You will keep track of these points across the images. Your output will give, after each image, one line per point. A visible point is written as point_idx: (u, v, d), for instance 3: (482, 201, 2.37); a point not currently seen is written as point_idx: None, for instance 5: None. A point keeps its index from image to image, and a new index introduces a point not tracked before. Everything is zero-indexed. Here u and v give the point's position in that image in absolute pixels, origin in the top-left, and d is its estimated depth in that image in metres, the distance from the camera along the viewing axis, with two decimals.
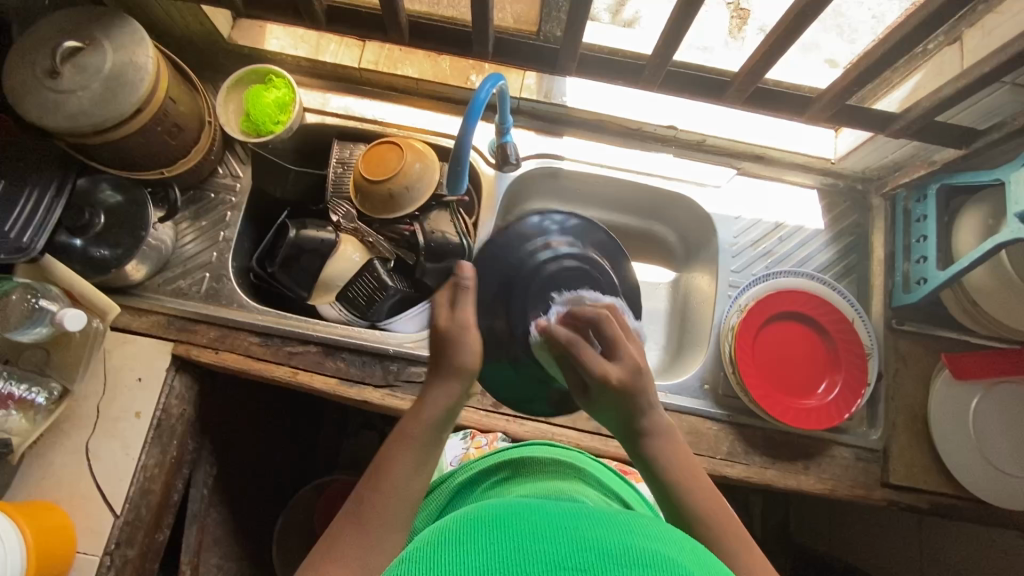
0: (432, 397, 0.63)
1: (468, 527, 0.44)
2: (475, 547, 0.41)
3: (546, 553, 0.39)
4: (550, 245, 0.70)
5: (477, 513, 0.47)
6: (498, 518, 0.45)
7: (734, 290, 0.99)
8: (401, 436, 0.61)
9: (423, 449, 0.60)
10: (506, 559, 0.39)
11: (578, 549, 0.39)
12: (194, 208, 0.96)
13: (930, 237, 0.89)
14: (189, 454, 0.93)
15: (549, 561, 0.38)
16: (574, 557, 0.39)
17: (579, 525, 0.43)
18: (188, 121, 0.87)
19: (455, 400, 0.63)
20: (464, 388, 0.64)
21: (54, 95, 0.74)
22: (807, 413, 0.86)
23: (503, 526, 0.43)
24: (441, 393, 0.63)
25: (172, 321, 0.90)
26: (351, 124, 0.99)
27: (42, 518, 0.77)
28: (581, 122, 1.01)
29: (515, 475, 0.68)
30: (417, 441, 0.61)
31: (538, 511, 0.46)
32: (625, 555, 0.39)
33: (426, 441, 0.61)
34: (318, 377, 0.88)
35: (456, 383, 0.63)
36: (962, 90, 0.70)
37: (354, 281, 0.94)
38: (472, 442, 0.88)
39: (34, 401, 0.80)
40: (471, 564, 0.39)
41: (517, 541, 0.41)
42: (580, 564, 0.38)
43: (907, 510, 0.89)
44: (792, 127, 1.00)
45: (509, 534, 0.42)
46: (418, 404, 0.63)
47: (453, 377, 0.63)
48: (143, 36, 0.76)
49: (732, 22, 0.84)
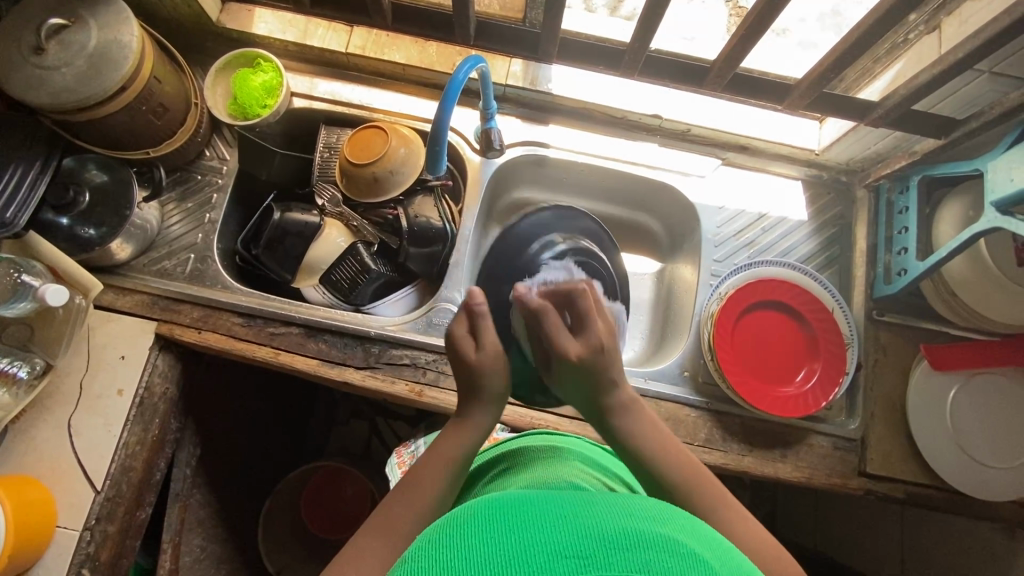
0: (468, 421, 0.66)
1: (468, 516, 0.44)
2: (478, 536, 0.41)
3: (548, 543, 0.39)
4: (547, 245, 0.83)
5: (478, 502, 0.47)
6: (498, 504, 0.45)
7: (716, 280, 0.99)
8: (437, 452, 0.63)
9: (460, 466, 0.62)
10: (510, 548, 0.39)
11: (581, 535, 0.40)
12: (180, 189, 0.97)
13: (911, 228, 0.90)
14: (173, 434, 0.94)
15: (553, 549, 0.38)
16: (577, 543, 0.39)
17: (580, 511, 0.43)
18: (174, 101, 0.87)
19: (488, 426, 0.67)
20: (492, 414, 0.68)
21: (39, 72, 0.74)
22: (782, 400, 0.86)
23: (503, 514, 0.43)
24: (474, 417, 0.66)
25: (156, 301, 0.90)
26: (338, 109, 1.00)
27: (21, 492, 0.78)
28: (567, 110, 1.01)
29: (513, 466, 0.68)
30: (452, 459, 0.62)
31: (539, 497, 0.46)
32: (627, 540, 0.39)
33: (463, 459, 0.63)
34: (299, 358, 0.89)
35: (492, 408, 0.68)
36: (938, 76, 0.70)
37: (338, 264, 0.94)
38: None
39: (16, 375, 0.80)
40: (476, 556, 0.39)
41: (519, 529, 0.41)
42: (583, 551, 0.38)
43: (883, 499, 0.90)
44: (777, 117, 1.00)
45: (512, 521, 0.42)
46: (452, 426, 0.66)
47: (485, 403, 0.67)
48: (128, 15, 0.77)
49: (731, 19, 0.87)
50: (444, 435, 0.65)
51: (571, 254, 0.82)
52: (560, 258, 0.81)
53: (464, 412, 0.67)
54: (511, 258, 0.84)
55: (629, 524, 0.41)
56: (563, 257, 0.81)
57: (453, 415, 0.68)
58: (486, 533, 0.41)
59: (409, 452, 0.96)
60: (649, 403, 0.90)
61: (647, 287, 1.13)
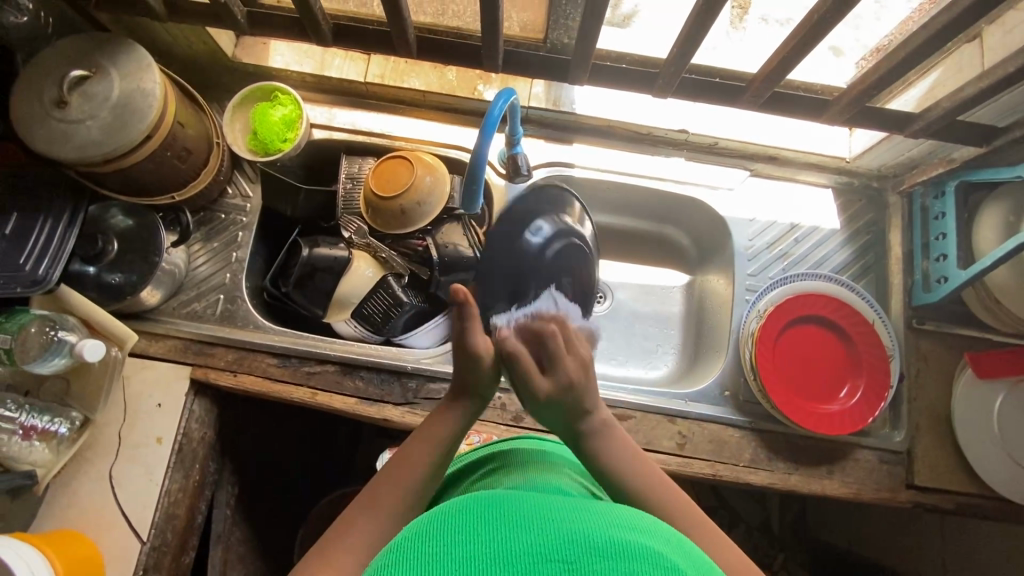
0: (450, 408, 0.68)
1: (458, 511, 0.45)
2: (460, 532, 0.42)
3: (533, 545, 0.40)
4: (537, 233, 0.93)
5: (468, 499, 0.48)
6: (489, 506, 0.45)
7: (752, 295, 0.98)
8: (424, 435, 0.65)
9: (444, 450, 0.65)
10: (492, 545, 0.40)
11: (567, 540, 0.40)
12: (205, 229, 0.96)
13: (950, 235, 0.88)
14: (211, 476, 0.94)
15: (537, 551, 0.39)
16: (561, 546, 0.39)
17: (568, 515, 0.44)
18: (197, 145, 0.86)
19: (474, 415, 0.70)
20: (474, 406, 0.69)
21: (62, 126, 0.73)
22: (829, 418, 0.85)
23: (491, 514, 0.44)
24: (458, 410, 0.68)
25: (189, 345, 0.90)
26: (359, 139, 0.99)
27: (70, 547, 0.78)
28: (591, 128, 1.00)
29: (499, 468, 0.63)
30: (439, 443, 0.65)
31: (529, 500, 0.47)
32: (611, 547, 0.39)
33: (448, 444, 0.66)
34: (337, 398, 0.88)
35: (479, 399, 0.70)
36: (984, 90, 0.69)
37: (369, 297, 0.93)
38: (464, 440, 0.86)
39: (56, 431, 0.80)
40: (459, 551, 0.40)
41: (507, 528, 0.42)
42: (566, 555, 0.39)
43: (933, 511, 0.89)
44: (805, 126, 0.98)
45: (498, 522, 0.42)
46: (437, 414, 0.68)
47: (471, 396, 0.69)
48: (149, 62, 0.76)
49: (732, 12, 0.80)
50: (431, 420, 0.68)
51: (559, 241, 0.92)
52: (550, 246, 0.92)
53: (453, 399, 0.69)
54: (506, 244, 0.93)
55: (617, 533, 0.41)
56: (552, 244, 0.92)
57: (443, 401, 0.70)
58: (473, 531, 0.42)
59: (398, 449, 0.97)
60: (692, 426, 0.89)
61: (677, 300, 1.12)
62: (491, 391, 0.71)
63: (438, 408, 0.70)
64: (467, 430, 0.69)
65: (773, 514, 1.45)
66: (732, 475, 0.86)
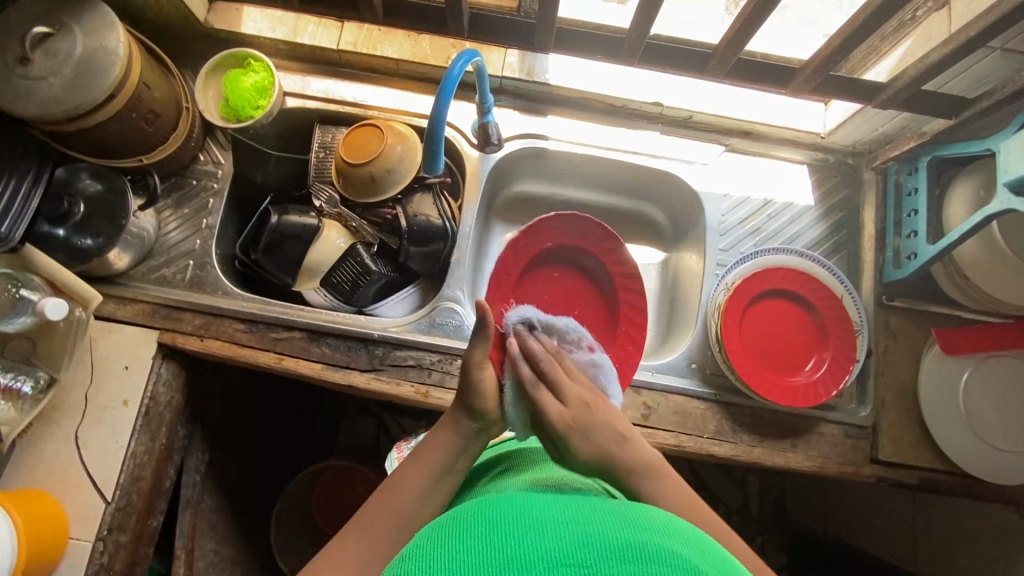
0: (446, 424, 0.66)
1: (472, 521, 0.46)
2: (479, 538, 0.43)
3: (550, 550, 0.40)
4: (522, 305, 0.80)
5: (489, 506, 0.49)
6: (503, 514, 0.46)
7: (722, 269, 0.98)
8: (416, 457, 0.64)
9: (436, 470, 0.62)
10: (509, 552, 0.41)
11: (581, 544, 0.41)
12: (176, 195, 0.95)
13: (921, 210, 0.88)
14: (180, 441, 0.94)
15: (553, 557, 0.40)
16: (579, 551, 0.40)
17: (585, 519, 0.44)
18: (165, 107, 0.86)
19: (466, 438, 0.65)
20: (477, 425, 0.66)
21: (24, 83, 0.73)
22: (793, 390, 0.85)
23: (507, 522, 0.44)
24: (453, 428, 0.65)
25: (156, 309, 0.90)
26: (332, 108, 0.98)
27: (35, 505, 0.79)
28: (565, 100, 0.99)
29: (513, 467, 0.65)
30: (432, 464, 0.62)
31: (548, 505, 0.47)
32: (627, 549, 0.40)
33: (436, 469, 0.62)
34: (304, 363, 0.88)
35: (468, 422, 0.65)
36: (948, 56, 0.68)
37: (338, 265, 0.93)
38: None
39: (20, 391, 0.80)
40: (478, 561, 0.41)
41: (524, 535, 0.42)
42: (583, 559, 0.39)
43: (897, 486, 0.89)
44: (780, 101, 0.98)
45: (515, 530, 0.43)
46: (438, 427, 0.66)
47: (466, 413, 0.66)
48: (114, 20, 0.76)
49: None
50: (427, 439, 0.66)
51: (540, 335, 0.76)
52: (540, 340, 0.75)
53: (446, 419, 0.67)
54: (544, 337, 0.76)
55: (631, 534, 0.42)
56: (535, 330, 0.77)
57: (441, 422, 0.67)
58: (488, 541, 0.42)
59: (409, 447, 0.92)
60: (658, 398, 0.89)
61: (653, 278, 1.11)
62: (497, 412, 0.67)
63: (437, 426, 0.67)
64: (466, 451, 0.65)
65: (752, 497, 1.45)
66: (696, 446, 0.86)
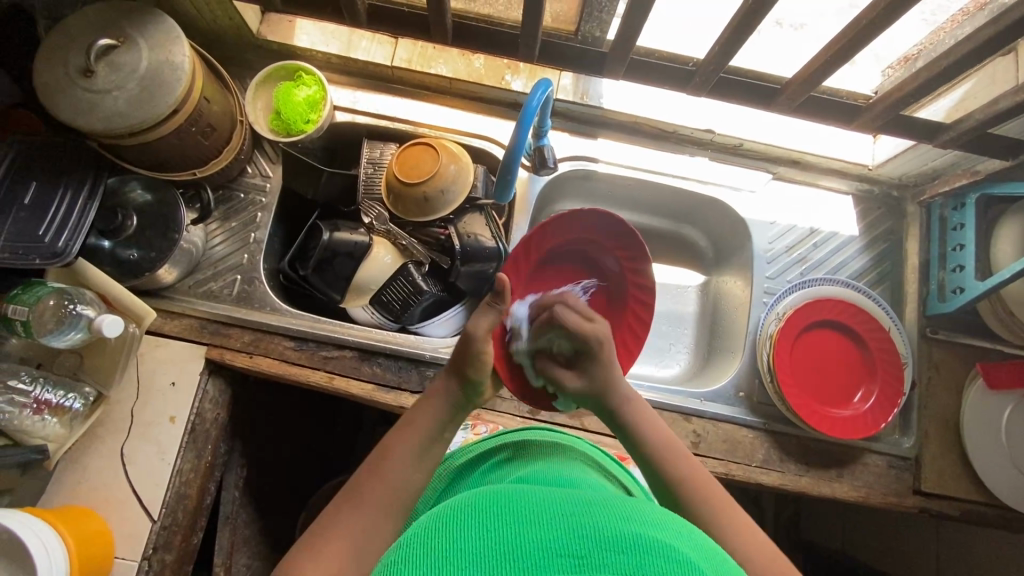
0: (438, 393, 0.68)
1: (469, 507, 0.46)
2: (476, 523, 0.43)
3: (544, 540, 0.40)
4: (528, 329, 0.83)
5: (483, 492, 0.49)
6: (503, 502, 0.46)
7: (769, 297, 0.98)
8: (405, 424, 0.64)
9: (427, 438, 0.63)
10: (503, 539, 0.41)
11: (576, 535, 0.41)
12: (223, 208, 0.94)
13: (968, 246, 0.89)
14: (221, 457, 0.93)
15: (547, 547, 0.40)
16: (572, 541, 0.40)
17: (586, 509, 0.44)
18: (221, 121, 0.85)
19: (455, 400, 0.68)
20: (465, 391, 0.70)
21: (88, 96, 0.72)
22: (841, 421, 0.86)
23: (505, 511, 0.44)
24: (444, 395, 0.68)
25: (205, 325, 0.89)
26: (382, 124, 0.98)
27: (82, 524, 0.77)
28: (617, 124, 0.99)
29: (519, 455, 0.64)
30: (421, 431, 0.63)
31: (545, 494, 0.48)
32: (622, 541, 0.40)
33: (428, 435, 0.64)
34: (353, 383, 0.88)
35: (456, 383, 0.70)
36: (1020, 103, 0.70)
37: (389, 284, 0.92)
38: (472, 431, 0.86)
39: (70, 406, 0.79)
40: (471, 545, 0.41)
41: (520, 522, 0.43)
42: (577, 549, 0.40)
43: (938, 517, 0.90)
44: (830, 132, 0.98)
45: (513, 516, 0.43)
46: (425, 396, 0.69)
47: (457, 378, 0.70)
48: (179, 34, 0.74)
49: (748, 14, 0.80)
50: (414, 408, 0.67)
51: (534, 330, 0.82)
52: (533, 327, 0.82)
53: (431, 386, 0.70)
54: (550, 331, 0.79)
55: (627, 527, 0.42)
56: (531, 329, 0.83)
57: (426, 390, 0.70)
58: (483, 528, 0.42)
59: None
60: (707, 425, 0.89)
61: (692, 300, 1.12)
62: (484, 382, 0.72)
63: (420, 396, 0.69)
64: (454, 420, 0.67)
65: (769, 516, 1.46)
66: (745, 475, 0.87)
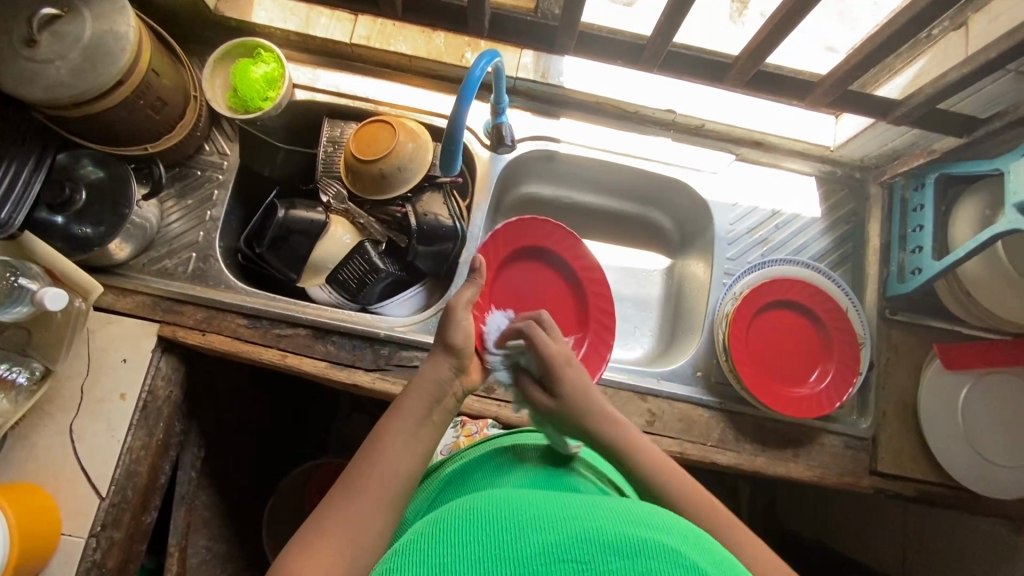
0: (426, 374, 0.67)
1: (467, 511, 0.45)
2: (477, 529, 0.42)
3: (547, 545, 0.40)
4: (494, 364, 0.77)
5: (483, 496, 0.48)
6: (501, 505, 0.45)
7: (729, 278, 0.98)
8: (395, 411, 0.63)
9: (419, 419, 0.62)
10: (506, 546, 0.40)
11: (579, 540, 0.40)
12: (180, 185, 0.93)
13: (927, 226, 0.89)
14: (177, 437, 0.92)
15: (549, 551, 0.39)
16: (575, 546, 0.40)
17: (587, 513, 0.44)
18: (173, 95, 0.84)
19: (441, 384, 0.66)
20: (456, 367, 0.68)
21: (31, 66, 0.71)
22: (798, 401, 0.86)
23: (507, 515, 0.43)
24: (432, 376, 0.66)
25: (159, 302, 0.88)
26: (341, 102, 0.97)
27: (27, 500, 0.76)
28: (578, 103, 0.99)
29: (514, 463, 0.62)
30: (413, 416, 0.62)
31: (546, 498, 0.47)
32: (625, 546, 0.39)
33: (419, 418, 0.62)
34: (308, 361, 0.87)
35: (446, 361, 0.68)
36: (966, 77, 0.70)
37: (345, 263, 0.91)
38: (462, 430, 0.87)
39: (15, 381, 0.78)
40: (472, 553, 0.40)
41: (521, 527, 0.42)
42: (581, 556, 0.39)
43: (894, 497, 0.90)
44: (792, 113, 0.98)
45: (513, 521, 0.43)
46: (415, 381, 0.66)
47: (444, 352, 0.69)
48: (125, 5, 0.74)
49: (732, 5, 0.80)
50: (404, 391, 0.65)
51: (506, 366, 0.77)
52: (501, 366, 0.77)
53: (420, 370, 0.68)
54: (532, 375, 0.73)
55: (630, 531, 0.41)
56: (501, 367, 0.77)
57: (415, 375, 0.67)
58: (482, 533, 0.42)
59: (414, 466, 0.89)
60: (663, 405, 0.89)
61: (658, 283, 1.12)
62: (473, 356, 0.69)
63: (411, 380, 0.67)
64: (445, 403, 0.66)
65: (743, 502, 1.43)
66: (699, 454, 0.87)
